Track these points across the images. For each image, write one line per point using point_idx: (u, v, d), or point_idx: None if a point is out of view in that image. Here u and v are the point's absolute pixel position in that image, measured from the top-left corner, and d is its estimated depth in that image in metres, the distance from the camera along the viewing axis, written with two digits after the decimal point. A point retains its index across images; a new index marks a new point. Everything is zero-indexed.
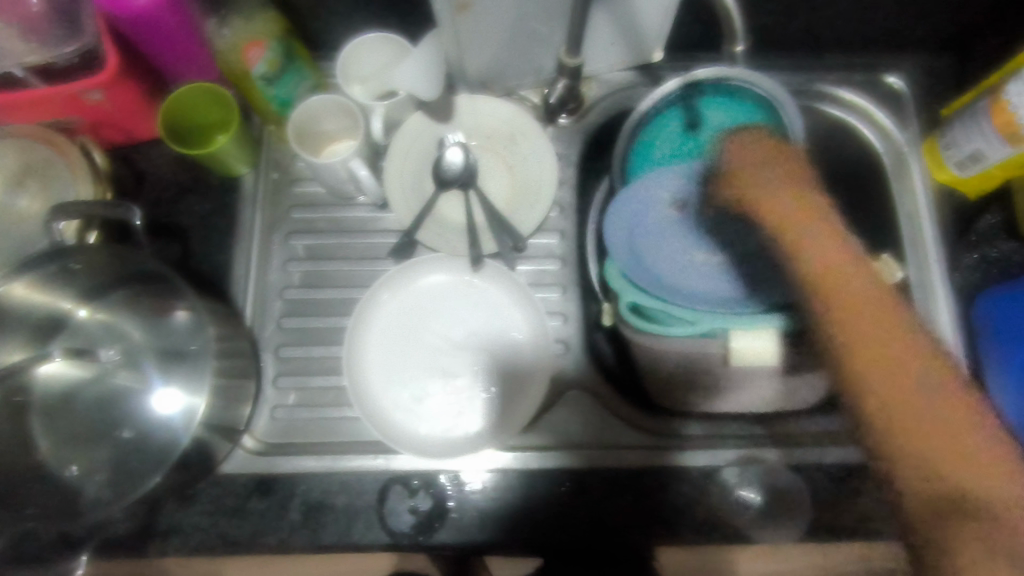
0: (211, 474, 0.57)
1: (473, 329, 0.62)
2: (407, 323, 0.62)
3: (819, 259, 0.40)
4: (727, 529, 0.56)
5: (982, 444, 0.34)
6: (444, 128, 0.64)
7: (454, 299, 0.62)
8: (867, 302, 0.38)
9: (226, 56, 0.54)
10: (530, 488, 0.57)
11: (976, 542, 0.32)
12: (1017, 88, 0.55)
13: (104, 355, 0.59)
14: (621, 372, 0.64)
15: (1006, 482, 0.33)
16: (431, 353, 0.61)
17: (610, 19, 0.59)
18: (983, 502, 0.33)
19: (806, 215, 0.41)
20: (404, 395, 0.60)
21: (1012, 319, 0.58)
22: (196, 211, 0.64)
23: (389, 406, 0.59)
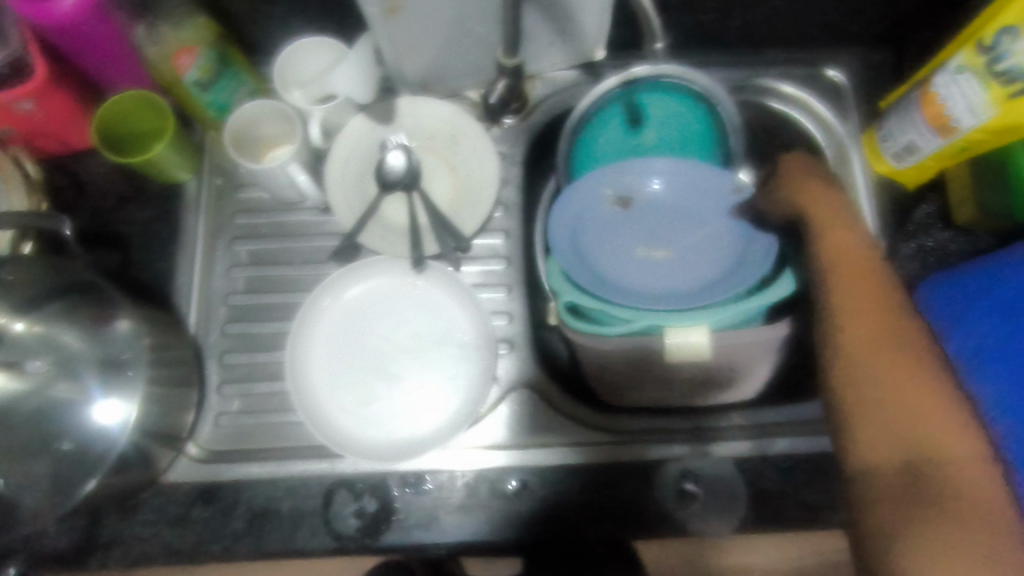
0: (154, 484, 0.56)
1: (418, 332, 0.62)
2: (352, 328, 0.62)
3: (848, 277, 0.45)
4: (670, 523, 0.56)
5: (938, 438, 0.40)
6: (386, 130, 0.64)
7: (399, 303, 0.62)
8: (871, 315, 0.44)
9: (157, 65, 0.53)
10: (476, 488, 0.57)
11: (916, 530, 0.37)
12: (944, 80, 0.56)
13: (31, 366, 0.59)
14: (572, 370, 0.66)
15: (959, 473, 0.39)
16: (377, 356, 0.61)
17: (546, 18, 0.60)
18: (932, 491, 0.38)
19: (851, 239, 0.47)
20: (349, 398, 0.60)
21: (951, 304, 0.57)
22: (137, 219, 0.64)
23: (334, 410, 0.59)
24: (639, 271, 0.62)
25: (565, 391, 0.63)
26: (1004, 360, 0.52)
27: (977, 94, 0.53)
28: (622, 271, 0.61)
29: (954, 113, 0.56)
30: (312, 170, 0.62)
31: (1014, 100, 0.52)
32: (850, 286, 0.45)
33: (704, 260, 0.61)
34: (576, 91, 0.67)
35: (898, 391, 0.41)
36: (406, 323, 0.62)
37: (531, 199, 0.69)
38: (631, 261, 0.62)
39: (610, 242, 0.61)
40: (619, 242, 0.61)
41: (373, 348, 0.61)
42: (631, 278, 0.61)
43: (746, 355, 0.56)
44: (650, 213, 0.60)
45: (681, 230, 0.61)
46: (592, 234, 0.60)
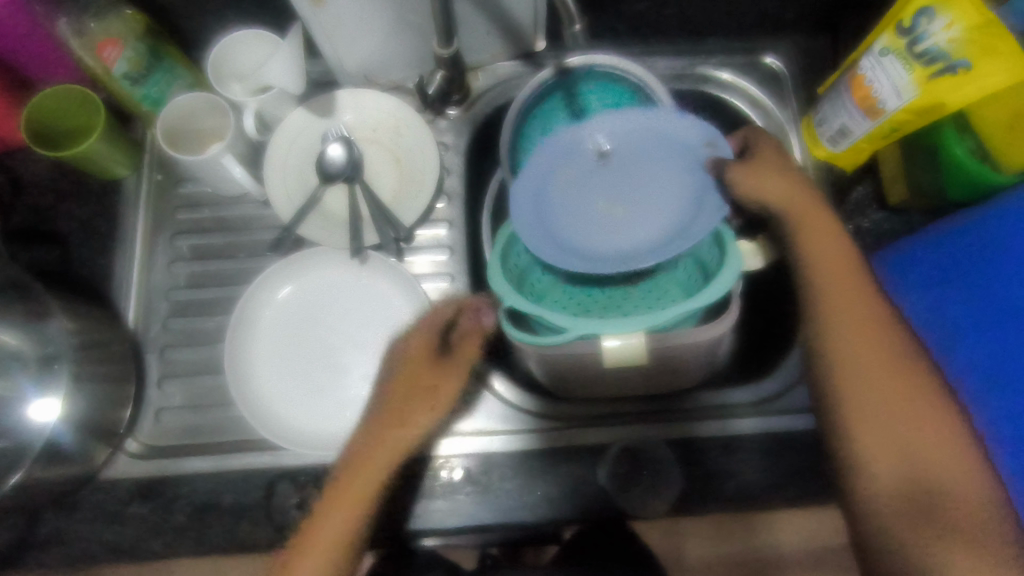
0: (92, 480, 0.56)
1: (365, 322, 0.62)
2: (301, 320, 0.62)
3: (850, 321, 0.48)
4: (614, 506, 0.56)
5: (941, 463, 0.45)
6: (326, 123, 0.64)
7: (346, 293, 0.62)
8: (874, 357, 0.47)
9: (82, 57, 0.55)
10: (418, 475, 0.58)
11: (939, 548, 0.44)
12: (870, 62, 0.56)
13: None
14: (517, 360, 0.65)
15: (965, 489, 0.45)
16: (327, 347, 0.61)
17: (480, 9, 0.60)
18: (947, 513, 0.45)
19: (847, 280, 0.49)
20: (299, 389, 0.60)
21: (906, 276, 0.58)
22: (76, 215, 0.63)
23: (282, 404, 0.59)
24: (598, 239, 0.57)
25: (509, 377, 0.63)
26: (932, 327, 0.55)
27: (901, 76, 0.54)
28: (578, 230, 0.57)
29: (880, 95, 0.56)
30: (250, 162, 0.62)
31: (934, 80, 0.52)
32: (850, 331, 0.48)
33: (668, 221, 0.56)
34: (518, 82, 0.68)
35: (905, 429, 0.46)
36: (349, 314, 0.62)
37: (477, 189, 0.69)
38: (587, 222, 0.57)
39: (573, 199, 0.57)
40: (580, 201, 0.57)
41: (325, 338, 0.61)
42: (587, 241, 0.57)
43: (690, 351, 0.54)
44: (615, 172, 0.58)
45: (645, 197, 0.57)
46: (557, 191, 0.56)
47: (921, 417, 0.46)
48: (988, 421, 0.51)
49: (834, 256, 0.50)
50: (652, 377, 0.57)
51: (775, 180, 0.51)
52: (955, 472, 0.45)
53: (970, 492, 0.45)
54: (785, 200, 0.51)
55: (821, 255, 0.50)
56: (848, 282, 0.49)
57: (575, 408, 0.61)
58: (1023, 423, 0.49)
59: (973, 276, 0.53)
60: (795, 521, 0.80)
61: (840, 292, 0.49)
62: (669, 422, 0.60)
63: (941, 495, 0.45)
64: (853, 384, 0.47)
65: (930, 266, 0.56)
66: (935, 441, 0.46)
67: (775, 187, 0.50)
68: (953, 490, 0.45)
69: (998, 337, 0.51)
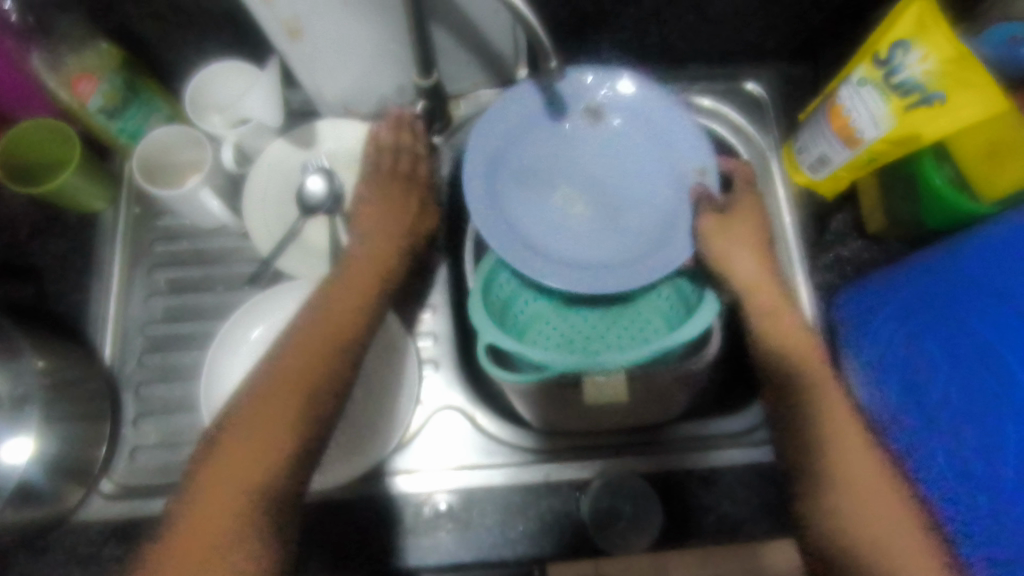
0: (65, 522, 0.55)
1: None
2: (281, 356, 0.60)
3: (824, 395, 0.51)
4: (590, 543, 0.56)
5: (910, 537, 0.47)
6: (305, 154, 0.61)
7: None
8: (845, 431, 0.50)
9: (57, 93, 0.55)
10: (399, 513, 0.57)
11: None
12: (848, 92, 0.57)
13: None
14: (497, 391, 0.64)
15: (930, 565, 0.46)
16: None
17: (459, 41, 0.60)
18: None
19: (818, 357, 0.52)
20: None
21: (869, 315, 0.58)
22: (52, 250, 0.62)
23: None
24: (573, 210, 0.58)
25: (491, 408, 0.62)
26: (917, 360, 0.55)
27: (878, 106, 0.54)
28: (536, 208, 0.58)
29: (858, 125, 0.56)
30: (229, 195, 0.61)
31: (911, 112, 0.53)
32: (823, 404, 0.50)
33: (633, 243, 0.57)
34: None
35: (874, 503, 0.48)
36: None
37: (458, 218, 0.69)
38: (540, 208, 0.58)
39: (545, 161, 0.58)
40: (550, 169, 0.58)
41: None
42: (540, 229, 0.57)
43: (667, 389, 0.55)
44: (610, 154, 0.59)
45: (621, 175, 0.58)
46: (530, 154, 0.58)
47: (856, 451, 0.49)
48: (969, 454, 0.49)
49: (776, 304, 0.53)
50: (635, 411, 0.57)
51: (739, 234, 0.54)
52: (886, 505, 0.48)
53: (906, 527, 0.47)
54: (742, 258, 0.54)
55: (772, 306, 0.53)
56: (791, 324, 0.53)
57: (559, 441, 0.60)
58: (995, 456, 0.47)
59: (941, 313, 0.53)
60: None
61: (790, 337, 0.52)
62: (652, 455, 0.59)
63: (874, 528, 0.47)
64: (829, 452, 0.49)
65: (895, 300, 0.57)
66: (899, 517, 0.47)
67: (738, 242, 0.54)
68: (883, 524, 0.47)
69: (969, 377, 0.50)
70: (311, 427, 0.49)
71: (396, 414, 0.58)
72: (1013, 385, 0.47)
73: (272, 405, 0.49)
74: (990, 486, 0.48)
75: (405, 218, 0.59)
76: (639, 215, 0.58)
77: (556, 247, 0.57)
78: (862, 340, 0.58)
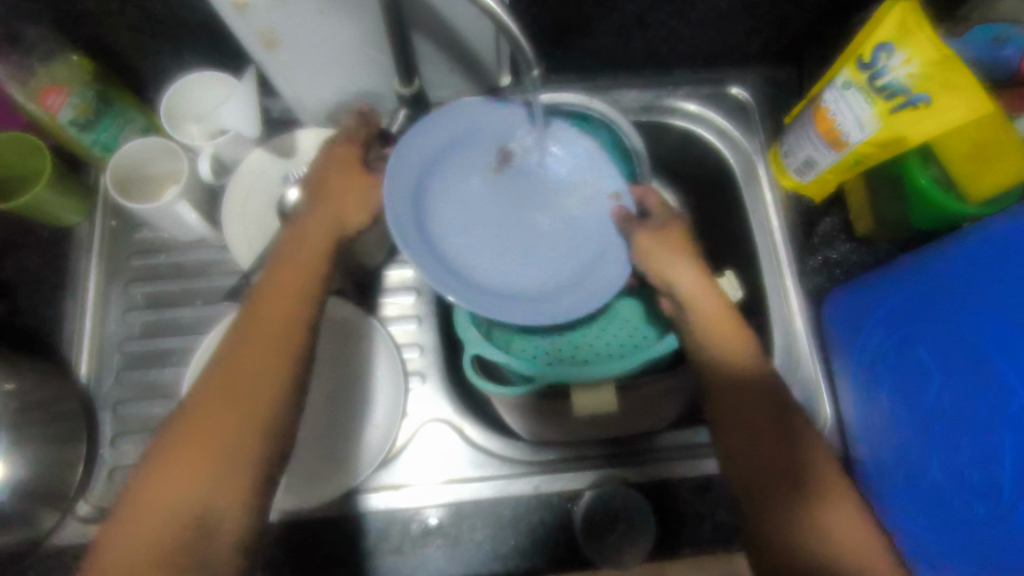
0: (39, 548, 0.53)
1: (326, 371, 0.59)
2: None
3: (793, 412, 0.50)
4: (582, 555, 0.55)
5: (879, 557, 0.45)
6: (287, 164, 0.60)
7: None
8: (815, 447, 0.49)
9: (26, 106, 0.53)
10: (386, 531, 0.56)
11: None
12: (832, 95, 0.56)
13: None
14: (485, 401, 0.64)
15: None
16: None
17: (440, 48, 0.59)
18: None
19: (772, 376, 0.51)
20: None
21: (854, 321, 0.60)
22: (25, 266, 0.60)
23: None
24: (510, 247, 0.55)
25: (479, 419, 0.61)
26: (907, 365, 0.54)
27: (863, 109, 0.54)
28: (449, 222, 0.54)
29: (843, 128, 0.56)
30: (208, 207, 0.60)
31: (896, 114, 0.52)
32: (790, 420, 0.49)
33: (556, 269, 0.55)
34: None
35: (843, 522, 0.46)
36: (315, 374, 0.59)
37: None
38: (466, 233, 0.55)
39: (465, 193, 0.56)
40: (465, 201, 0.56)
41: None
42: (468, 259, 0.54)
43: None
44: (532, 178, 0.57)
45: (547, 201, 0.57)
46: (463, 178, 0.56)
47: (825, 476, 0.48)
48: (960, 465, 0.48)
49: (725, 321, 0.51)
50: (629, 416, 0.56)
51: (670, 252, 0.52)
52: (852, 526, 0.46)
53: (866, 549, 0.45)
54: (683, 275, 0.52)
55: (716, 320, 0.51)
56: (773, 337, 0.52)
57: (552, 450, 0.59)
58: (984, 466, 0.47)
59: (925, 321, 0.53)
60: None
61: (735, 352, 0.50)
62: (646, 462, 0.58)
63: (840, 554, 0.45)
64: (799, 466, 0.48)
65: (882, 309, 0.57)
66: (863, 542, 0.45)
67: (672, 262, 0.52)
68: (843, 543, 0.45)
69: (958, 385, 0.49)
70: (277, 434, 0.45)
71: (381, 427, 0.57)
72: (1004, 391, 0.45)
73: (222, 410, 0.44)
74: (987, 494, 0.46)
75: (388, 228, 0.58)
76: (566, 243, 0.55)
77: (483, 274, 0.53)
78: (853, 348, 0.60)
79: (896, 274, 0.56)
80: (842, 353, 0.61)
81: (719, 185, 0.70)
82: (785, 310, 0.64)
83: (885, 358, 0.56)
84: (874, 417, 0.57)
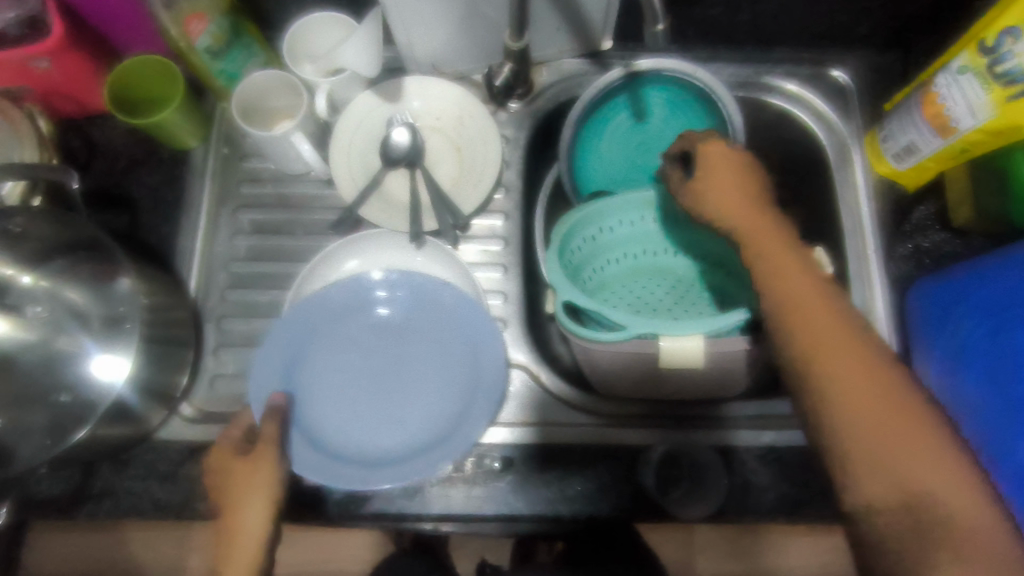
0: (146, 440, 0.58)
1: (399, 424, 0.58)
2: (350, 392, 0.59)
3: None
4: (653, 507, 0.57)
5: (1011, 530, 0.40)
6: (392, 108, 0.64)
7: (373, 402, 0.59)
8: None
9: (169, 30, 0.56)
10: (460, 462, 0.59)
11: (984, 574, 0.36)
12: (945, 79, 0.56)
13: (30, 312, 0.60)
14: (578, 370, 0.65)
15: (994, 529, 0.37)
16: (366, 429, 0.58)
17: (552, 5, 0.61)
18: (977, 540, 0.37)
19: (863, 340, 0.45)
20: (333, 443, 0.57)
21: (938, 308, 0.59)
22: (147, 183, 0.64)
23: (314, 440, 0.56)
24: (382, 440, 0.57)
25: (554, 369, 0.63)
26: (996, 358, 0.54)
27: (978, 95, 0.54)
28: (334, 405, 0.58)
29: (953, 113, 0.56)
30: (318, 142, 0.63)
31: (1012, 102, 0.51)
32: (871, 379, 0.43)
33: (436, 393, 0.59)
34: (582, 80, 0.68)
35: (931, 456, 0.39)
36: (404, 398, 0.59)
37: (532, 184, 0.69)
38: (343, 427, 0.58)
39: (337, 342, 0.60)
40: (349, 361, 0.60)
41: (364, 417, 0.58)
42: (355, 448, 0.57)
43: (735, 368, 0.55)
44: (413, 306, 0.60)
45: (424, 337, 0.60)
46: (352, 298, 0.60)
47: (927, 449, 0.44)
48: None
49: (808, 296, 0.44)
50: (708, 382, 0.57)
51: (724, 183, 0.49)
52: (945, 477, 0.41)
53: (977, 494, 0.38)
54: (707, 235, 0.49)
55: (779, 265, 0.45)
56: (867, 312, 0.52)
57: (623, 408, 0.61)
58: None
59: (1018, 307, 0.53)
60: (804, 543, 0.71)
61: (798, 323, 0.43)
62: (710, 427, 0.60)
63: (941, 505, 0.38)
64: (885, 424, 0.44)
65: (977, 296, 0.56)
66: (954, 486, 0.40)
67: (726, 191, 0.49)
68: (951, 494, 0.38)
69: None
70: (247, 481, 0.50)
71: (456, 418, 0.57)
72: None
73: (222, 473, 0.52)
74: None
75: (473, 175, 0.64)
76: (439, 374, 0.59)
77: (311, 460, 0.54)
78: (933, 336, 0.60)
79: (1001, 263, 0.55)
80: (925, 345, 0.61)
81: (809, 165, 0.70)
82: (867, 296, 0.64)
83: (976, 351, 0.56)
84: (955, 404, 0.56)
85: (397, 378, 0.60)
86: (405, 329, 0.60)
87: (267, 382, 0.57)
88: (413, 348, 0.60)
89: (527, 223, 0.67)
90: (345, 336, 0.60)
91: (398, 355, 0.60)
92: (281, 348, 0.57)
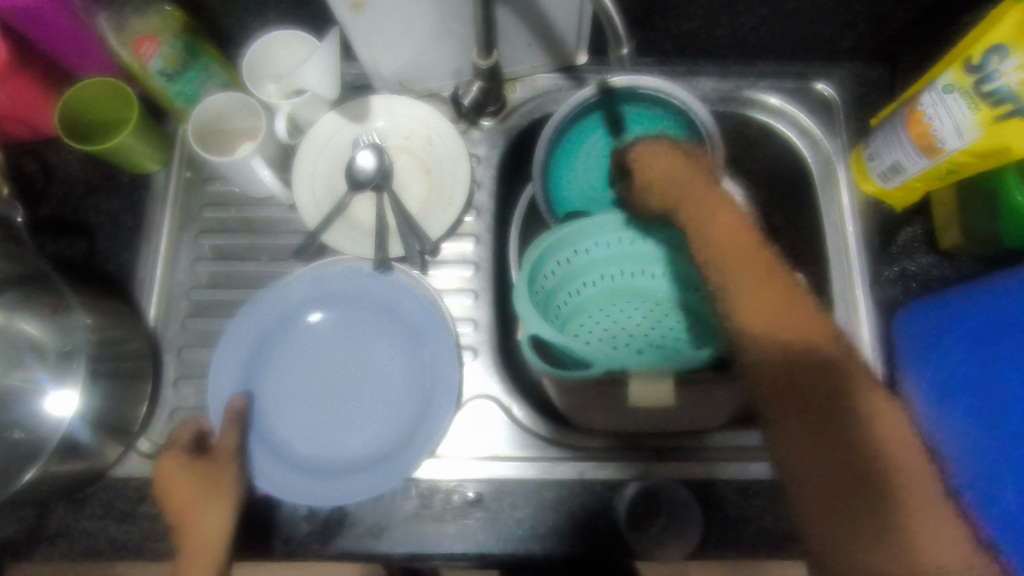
0: (103, 477, 0.56)
1: (357, 437, 0.56)
2: (308, 404, 0.58)
3: None
4: (627, 545, 0.55)
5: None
6: (358, 129, 0.62)
7: (332, 415, 0.57)
8: None
9: (120, 55, 0.54)
10: (429, 497, 0.57)
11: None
12: (931, 98, 0.53)
13: None
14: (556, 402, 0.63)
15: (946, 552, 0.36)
16: (326, 444, 0.56)
17: (522, 21, 0.58)
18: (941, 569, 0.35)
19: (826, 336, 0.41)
20: (290, 457, 0.56)
21: (929, 334, 0.57)
22: (105, 209, 0.63)
23: (270, 455, 0.55)
24: (339, 455, 0.56)
25: (527, 401, 0.61)
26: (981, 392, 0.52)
27: (964, 115, 0.51)
28: (291, 419, 0.57)
29: (939, 134, 0.53)
30: (280, 166, 0.61)
31: (1001, 123, 0.49)
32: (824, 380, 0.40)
33: (390, 412, 0.57)
34: (556, 96, 0.66)
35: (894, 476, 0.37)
36: (363, 411, 0.58)
37: (506, 204, 0.67)
38: (300, 443, 0.56)
39: (295, 355, 0.59)
40: (302, 371, 0.58)
41: (322, 431, 0.57)
42: (311, 464, 0.55)
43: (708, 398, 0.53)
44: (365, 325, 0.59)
45: (376, 354, 0.59)
46: (303, 310, 0.59)
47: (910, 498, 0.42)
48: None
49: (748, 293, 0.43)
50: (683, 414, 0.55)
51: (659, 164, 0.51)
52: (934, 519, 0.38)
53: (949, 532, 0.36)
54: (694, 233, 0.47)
55: (722, 228, 0.46)
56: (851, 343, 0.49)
57: (598, 440, 0.59)
58: None
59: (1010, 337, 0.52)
60: None
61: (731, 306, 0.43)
62: (693, 458, 0.58)
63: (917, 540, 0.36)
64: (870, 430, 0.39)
65: (965, 325, 0.55)
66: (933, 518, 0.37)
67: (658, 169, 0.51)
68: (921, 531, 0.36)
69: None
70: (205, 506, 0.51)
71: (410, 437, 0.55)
72: None
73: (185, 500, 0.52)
74: None
75: (442, 197, 0.61)
76: (391, 394, 0.58)
77: (264, 473, 0.54)
78: (924, 365, 0.57)
79: (984, 291, 0.54)
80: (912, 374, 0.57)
81: (794, 182, 0.67)
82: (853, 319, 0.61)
83: (965, 385, 0.54)
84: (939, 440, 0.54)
85: (353, 393, 0.58)
86: (358, 344, 0.59)
87: (220, 393, 0.56)
88: (366, 365, 0.58)
89: (500, 245, 0.65)
90: (300, 349, 0.59)
91: (353, 370, 0.59)
92: (233, 361, 0.57)
